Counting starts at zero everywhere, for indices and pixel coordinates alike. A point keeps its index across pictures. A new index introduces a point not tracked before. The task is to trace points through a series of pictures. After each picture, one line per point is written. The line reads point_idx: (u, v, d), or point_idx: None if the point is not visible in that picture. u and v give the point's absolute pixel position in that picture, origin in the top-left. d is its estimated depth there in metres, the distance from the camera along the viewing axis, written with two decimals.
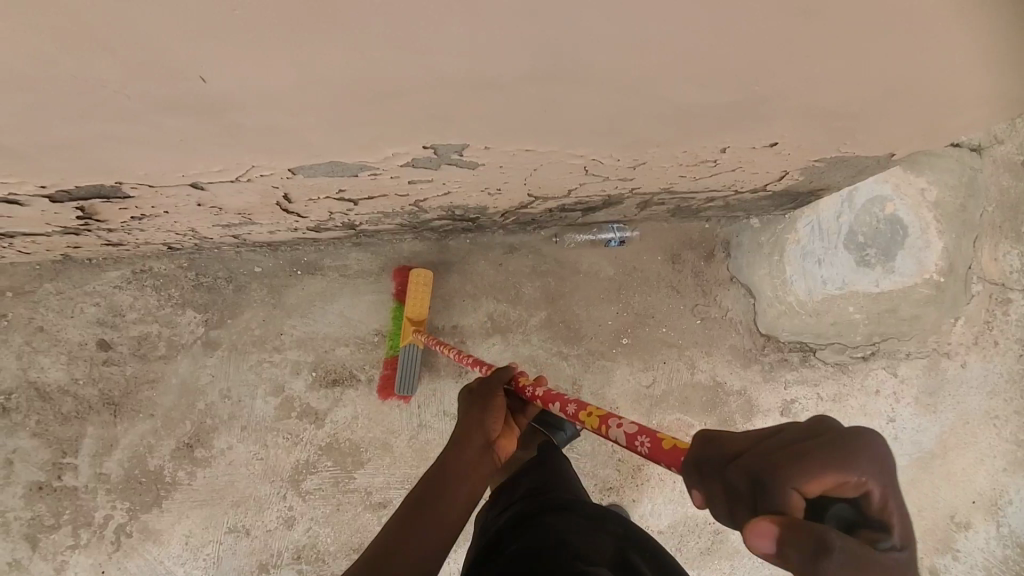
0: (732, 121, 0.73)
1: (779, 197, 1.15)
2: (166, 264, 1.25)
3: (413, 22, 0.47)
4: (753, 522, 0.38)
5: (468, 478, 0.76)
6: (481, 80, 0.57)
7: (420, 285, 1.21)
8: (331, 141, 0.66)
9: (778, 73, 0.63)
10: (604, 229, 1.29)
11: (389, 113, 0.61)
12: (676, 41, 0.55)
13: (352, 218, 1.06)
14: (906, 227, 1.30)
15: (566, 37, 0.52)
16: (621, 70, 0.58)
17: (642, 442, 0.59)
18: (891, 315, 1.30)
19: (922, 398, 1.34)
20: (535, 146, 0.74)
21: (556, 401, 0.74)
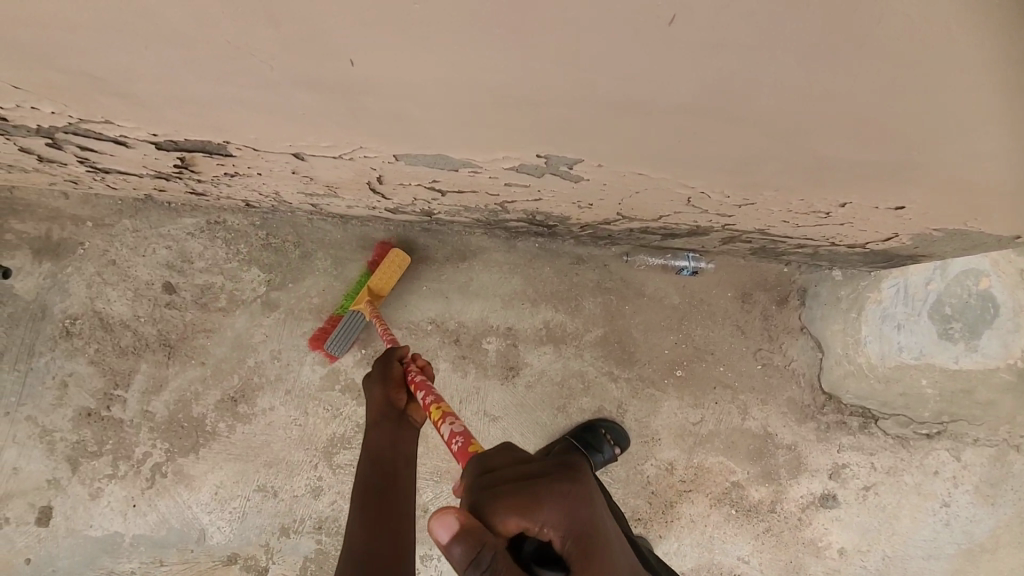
0: (868, 180, 0.68)
1: (871, 255, 1.09)
2: (239, 219, 1.27)
3: (586, 39, 0.45)
4: (443, 513, 0.47)
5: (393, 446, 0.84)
6: (628, 104, 0.54)
7: (393, 265, 1.20)
8: (452, 137, 0.65)
9: (940, 143, 0.58)
10: (678, 256, 1.27)
11: (522, 120, 0.59)
12: (851, 97, 0.51)
13: (433, 206, 1.04)
14: (998, 306, 1.25)
15: (737, 77, 0.49)
16: (777, 117, 0.55)
17: (456, 441, 0.69)
18: (966, 397, 1.25)
19: (983, 488, 1.26)
20: (649, 171, 0.71)
21: (422, 390, 0.83)
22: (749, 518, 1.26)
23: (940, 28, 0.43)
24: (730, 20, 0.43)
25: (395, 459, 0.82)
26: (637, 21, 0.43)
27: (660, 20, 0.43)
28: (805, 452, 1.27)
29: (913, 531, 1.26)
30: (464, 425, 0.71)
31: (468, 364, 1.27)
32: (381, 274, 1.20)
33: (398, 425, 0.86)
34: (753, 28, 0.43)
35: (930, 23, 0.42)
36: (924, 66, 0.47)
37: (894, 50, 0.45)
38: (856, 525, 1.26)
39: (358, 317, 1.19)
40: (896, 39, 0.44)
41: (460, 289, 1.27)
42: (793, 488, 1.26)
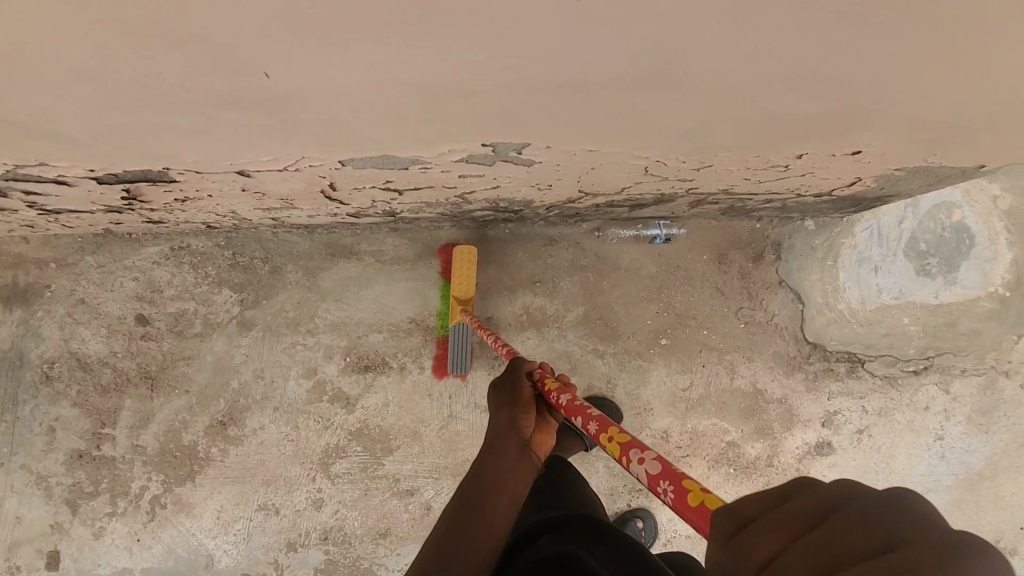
0: (821, 129, 0.66)
1: (840, 201, 1.09)
2: (204, 242, 1.25)
3: (500, 24, 0.44)
4: None
5: (503, 464, 0.82)
6: (562, 83, 0.52)
7: (465, 264, 1.20)
8: (395, 136, 0.63)
9: (888, 84, 0.57)
10: (649, 225, 1.25)
11: (460, 113, 0.57)
12: (786, 48, 0.49)
13: (394, 206, 1.02)
14: (973, 236, 1.26)
15: (664, 43, 0.47)
16: (715, 79, 0.53)
17: (666, 489, 0.51)
18: (950, 330, 1.26)
19: (975, 417, 1.28)
20: (600, 146, 0.70)
21: (580, 416, 0.71)
22: (749, 475, 1.27)
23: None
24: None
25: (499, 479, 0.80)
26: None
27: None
28: (797, 403, 1.28)
29: (910, 468, 1.28)
30: (665, 462, 0.55)
31: None
32: (459, 281, 1.20)
33: (519, 453, 0.84)
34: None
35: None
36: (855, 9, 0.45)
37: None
38: (853, 468, 1.28)
39: (463, 329, 1.21)
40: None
41: (436, 286, 1.26)
42: (788, 440, 1.28)
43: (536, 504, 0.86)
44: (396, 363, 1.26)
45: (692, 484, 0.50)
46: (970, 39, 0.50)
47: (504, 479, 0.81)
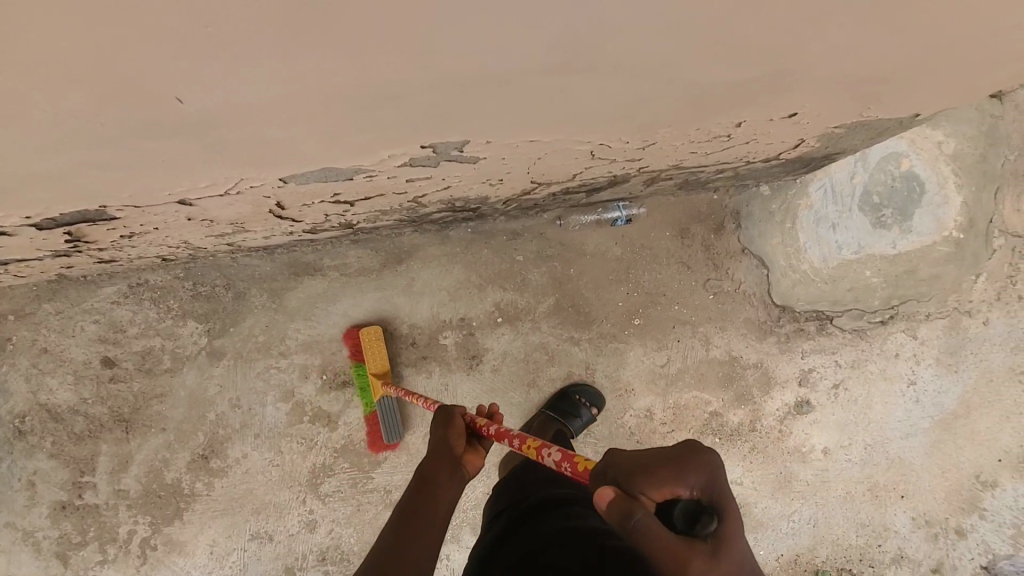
0: (753, 95, 0.67)
1: (789, 164, 1.10)
2: (162, 276, 1.23)
3: (406, 24, 0.43)
4: (600, 489, 0.50)
5: (431, 495, 0.77)
6: (485, 77, 0.52)
7: (374, 341, 1.20)
8: (330, 146, 0.62)
9: (808, 44, 0.58)
10: (610, 207, 1.26)
11: (390, 116, 0.57)
12: (700, 18, 0.49)
13: (349, 217, 1.01)
14: (922, 182, 1.29)
15: (577, 26, 0.47)
16: (637, 55, 0.53)
17: (565, 467, 0.62)
18: (910, 277, 1.29)
19: (943, 358, 1.31)
20: (539, 136, 0.70)
21: (505, 436, 0.75)
22: (734, 443, 1.29)
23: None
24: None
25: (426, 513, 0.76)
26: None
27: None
28: (772, 366, 1.30)
29: (887, 415, 1.31)
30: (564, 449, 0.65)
31: (431, 363, 1.26)
32: (372, 358, 1.20)
33: (452, 475, 0.79)
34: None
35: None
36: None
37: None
38: (833, 422, 1.30)
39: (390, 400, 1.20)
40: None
41: (404, 293, 1.26)
42: (768, 403, 1.30)
43: (536, 481, 0.86)
44: None
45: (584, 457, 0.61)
46: None
47: (434, 512, 0.77)
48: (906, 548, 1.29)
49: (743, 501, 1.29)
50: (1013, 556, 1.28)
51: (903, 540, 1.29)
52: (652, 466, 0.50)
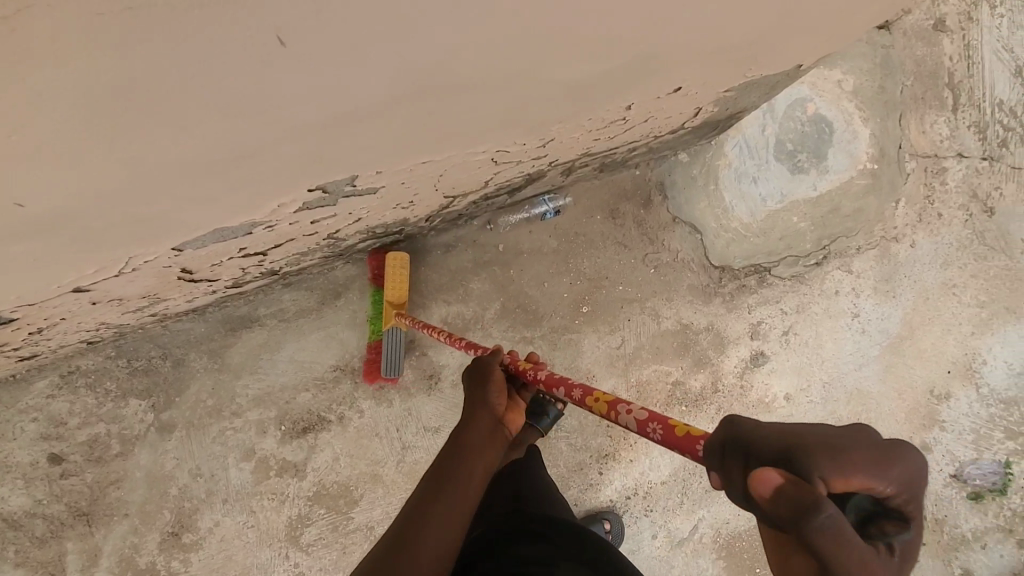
0: (630, 79, 0.68)
1: (698, 130, 1.12)
2: (94, 359, 1.17)
3: (223, 86, 0.41)
4: (762, 471, 0.37)
5: (471, 447, 0.72)
6: (341, 117, 0.51)
7: (398, 268, 1.18)
8: (211, 209, 0.60)
9: (664, 24, 0.58)
10: (535, 203, 1.26)
11: (257, 169, 0.55)
12: (539, 20, 0.48)
13: (270, 265, 0.98)
14: (830, 122, 1.32)
15: (412, 54, 0.45)
16: (489, 67, 0.52)
17: (655, 429, 0.57)
18: (836, 215, 1.33)
19: (881, 286, 1.36)
20: (429, 155, 0.68)
21: (561, 386, 0.73)
22: (701, 407, 1.31)
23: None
24: (345, 14, 0.38)
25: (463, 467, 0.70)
26: (253, 54, 0.39)
27: (273, 43, 0.38)
28: (723, 326, 1.33)
29: (838, 351, 1.35)
30: (651, 410, 0.61)
31: (389, 392, 1.24)
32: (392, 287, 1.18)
33: (493, 432, 0.75)
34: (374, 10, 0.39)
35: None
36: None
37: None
38: (791, 368, 1.34)
39: (397, 333, 1.19)
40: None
41: (349, 326, 1.23)
42: (726, 362, 1.33)
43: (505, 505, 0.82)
44: (333, 415, 1.22)
45: (679, 421, 0.56)
46: None
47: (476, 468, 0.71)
48: None
49: None
50: (977, 459, 1.35)
51: None
52: (842, 450, 0.37)
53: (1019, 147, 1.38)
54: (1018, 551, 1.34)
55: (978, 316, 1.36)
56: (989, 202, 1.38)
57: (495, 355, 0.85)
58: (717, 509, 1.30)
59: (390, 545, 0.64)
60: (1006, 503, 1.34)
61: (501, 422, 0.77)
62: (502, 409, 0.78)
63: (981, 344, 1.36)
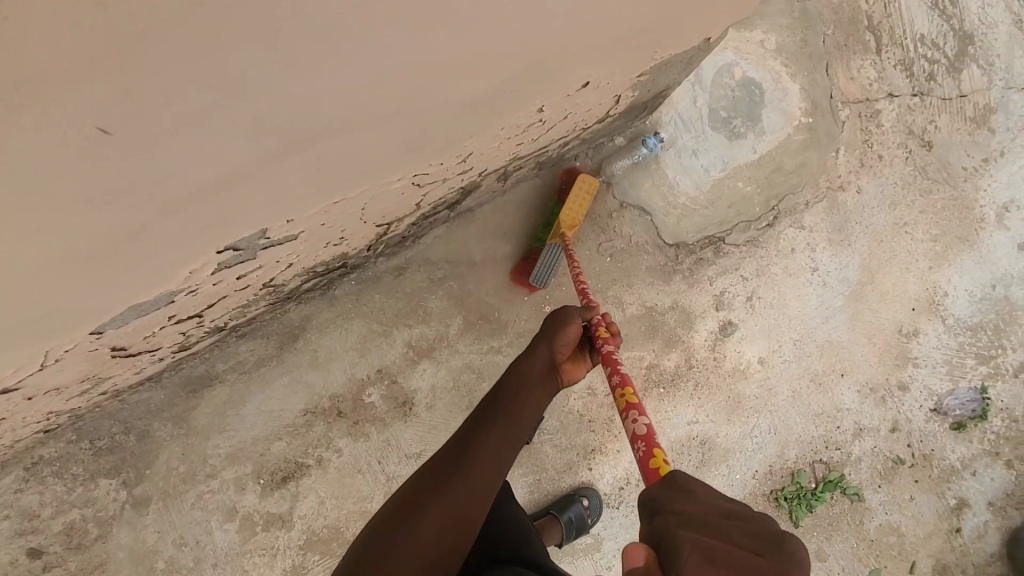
0: (521, 88, 0.68)
1: (626, 115, 1.11)
2: (54, 446, 1.13)
3: (73, 177, 0.45)
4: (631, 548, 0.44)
5: (528, 380, 0.80)
6: (215, 186, 0.54)
7: (583, 190, 1.19)
8: (134, 285, 0.62)
9: (529, 29, 0.58)
10: (639, 141, 1.31)
11: (165, 242, 0.58)
12: (377, 53, 0.50)
13: (212, 324, 0.95)
14: (759, 83, 1.34)
15: (251, 114, 0.48)
16: (352, 110, 0.55)
17: (640, 447, 0.65)
18: (779, 174, 1.34)
19: (834, 236, 1.36)
20: (340, 199, 0.69)
21: (609, 366, 0.78)
22: (678, 385, 1.32)
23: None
24: (159, 92, 0.42)
25: (519, 397, 0.78)
26: (80, 146, 0.43)
27: (98, 134, 0.42)
28: (687, 302, 1.33)
29: (803, 307, 1.35)
30: (651, 426, 0.67)
31: (364, 426, 1.22)
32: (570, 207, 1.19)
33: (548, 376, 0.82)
34: (180, 80, 0.42)
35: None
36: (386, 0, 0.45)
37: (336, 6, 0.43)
38: (760, 331, 1.34)
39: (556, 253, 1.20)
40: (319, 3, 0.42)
41: (312, 367, 1.21)
42: (696, 337, 1.32)
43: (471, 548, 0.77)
44: (311, 459, 1.20)
45: (661, 453, 0.63)
46: None
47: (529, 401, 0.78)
48: (863, 420, 1.35)
49: (704, 437, 1.31)
50: (953, 390, 1.37)
51: (858, 414, 1.35)
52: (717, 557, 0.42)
53: (947, 78, 1.39)
54: (1007, 472, 1.36)
55: (932, 250, 1.38)
56: (926, 136, 1.39)
57: (582, 310, 0.86)
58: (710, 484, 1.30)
59: (449, 452, 0.73)
60: (988, 427, 1.36)
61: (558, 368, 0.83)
62: (562, 359, 0.84)
63: (939, 277, 1.38)
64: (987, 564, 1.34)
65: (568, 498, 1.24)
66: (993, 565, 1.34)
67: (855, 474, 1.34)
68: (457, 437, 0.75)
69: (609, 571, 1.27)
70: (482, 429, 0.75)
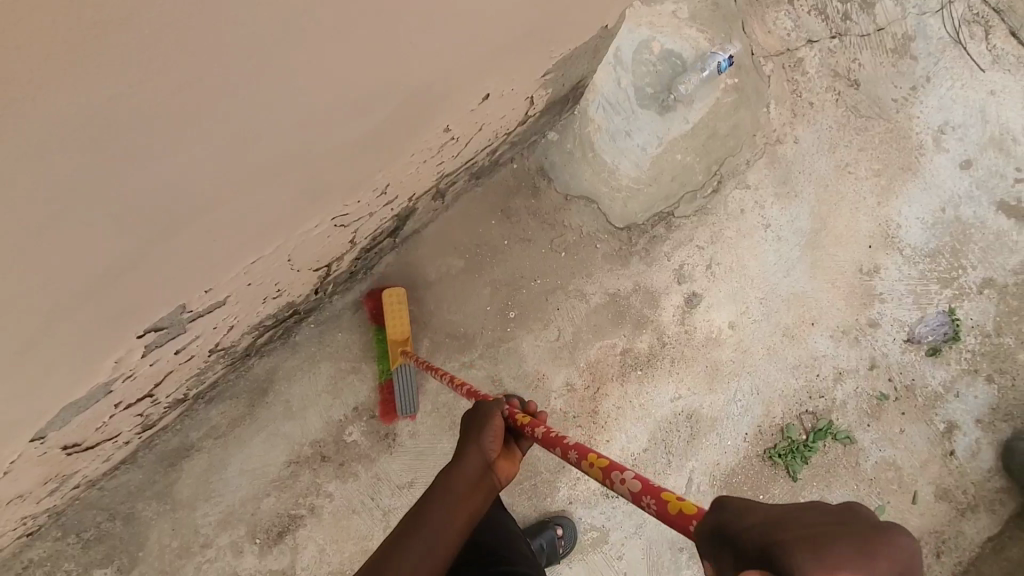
0: (400, 122, 0.73)
1: (549, 111, 1.10)
2: (40, 546, 1.11)
3: None
4: None
5: (452, 489, 0.71)
6: (108, 275, 0.58)
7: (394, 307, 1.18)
8: (76, 370, 0.66)
9: (386, 71, 0.63)
10: (710, 55, 1.33)
11: (93, 322, 0.62)
12: (235, 129, 0.55)
13: (170, 398, 0.94)
14: (679, 53, 1.35)
15: (122, 206, 0.53)
16: (227, 182, 0.60)
17: (649, 503, 0.57)
18: (714, 139, 1.35)
19: (781, 190, 1.37)
20: (245, 261, 0.73)
21: (555, 444, 0.70)
22: (655, 365, 1.32)
23: (181, 64, 0.46)
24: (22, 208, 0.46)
25: (445, 507, 0.69)
26: None
27: None
28: (648, 281, 1.33)
29: (762, 265, 1.36)
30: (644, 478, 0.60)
31: (351, 466, 1.21)
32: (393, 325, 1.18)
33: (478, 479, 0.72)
34: (38, 192, 0.46)
35: (168, 68, 0.45)
36: (239, 75, 0.50)
37: (178, 98, 0.48)
38: (725, 297, 1.35)
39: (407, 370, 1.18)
40: (175, 91, 0.47)
41: (287, 418, 1.19)
42: (663, 315, 1.33)
43: None
44: (303, 509, 1.19)
45: (672, 494, 0.55)
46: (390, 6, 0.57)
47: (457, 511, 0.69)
48: (841, 364, 1.36)
49: (690, 411, 1.32)
50: (923, 317, 1.38)
51: (835, 359, 1.36)
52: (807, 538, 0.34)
53: (860, 16, 1.40)
54: (989, 388, 1.37)
55: (878, 185, 1.39)
56: (852, 75, 1.40)
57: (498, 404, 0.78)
58: (703, 456, 1.31)
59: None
60: (963, 347, 1.38)
61: (490, 467, 0.74)
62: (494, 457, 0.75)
63: (889, 210, 1.39)
64: (986, 481, 1.35)
65: (539, 526, 1.22)
66: (993, 480, 1.35)
67: (843, 418, 1.36)
68: (372, 560, 0.65)
69: (620, 560, 1.28)
70: (401, 549, 0.65)
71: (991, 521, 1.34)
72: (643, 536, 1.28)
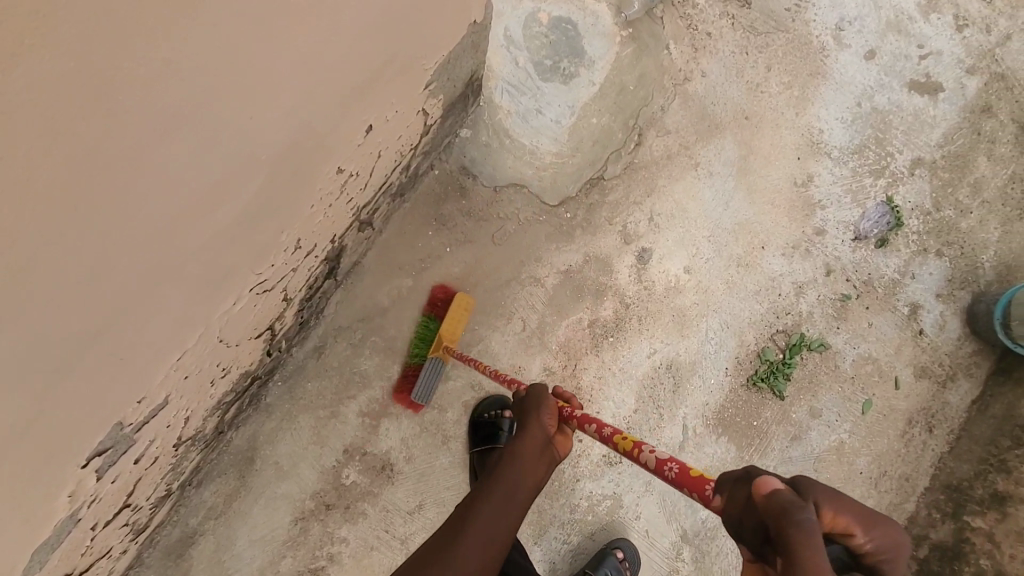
0: (286, 176, 0.75)
1: (450, 114, 1.09)
2: None
3: None
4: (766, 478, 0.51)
5: (513, 466, 0.81)
6: (36, 410, 0.59)
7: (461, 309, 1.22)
8: (37, 505, 0.67)
9: (256, 134, 0.65)
10: None
11: (35, 460, 0.63)
12: (118, 234, 0.56)
13: (152, 499, 0.93)
14: (567, 18, 1.34)
15: (27, 340, 0.54)
16: (128, 285, 0.61)
17: (671, 466, 0.66)
18: (624, 93, 1.34)
19: (701, 126, 1.38)
20: (169, 353, 0.75)
21: (592, 422, 0.79)
22: (624, 328, 1.33)
23: (27, 199, 0.46)
24: None
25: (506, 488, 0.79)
26: None
27: None
28: (596, 248, 1.33)
29: (702, 204, 1.37)
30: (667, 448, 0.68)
31: (357, 506, 1.21)
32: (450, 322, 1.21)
33: (537, 457, 0.82)
34: None
35: (11, 215, 0.46)
36: (90, 197, 0.51)
37: (51, 222, 0.49)
38: (674, 244, 1.36)
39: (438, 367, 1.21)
40: (31, 223, 0.47)
41: (280, 479, 1.19)
42: (620, 277, 1.34)
43: None
44: (322, 560, 1.19)
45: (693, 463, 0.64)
46: (235, 72, 0.57)
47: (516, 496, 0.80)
48: (799, 279, 1.39)
49: (668, 362, 1.34)
50: (864, 213, 1.42)
51: (792, 275, 1.39)
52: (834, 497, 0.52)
53: None
54: (942, 262, 1.41)
55: (793, 97, 1.41)
56: None
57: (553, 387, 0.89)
58: (691, 401, 1.34)
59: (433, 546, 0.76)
60: (909, 231, 1.41)
61: (550, 445, 0.84)
62: (552, 432, 0.84)
63: (809, 119, 1.41)
64: (959, 349, 1.40)
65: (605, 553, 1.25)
66: (965, 346, 1.40)
67: (813, 328, 1.39)
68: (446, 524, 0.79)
69: (638, 520, 1.31)
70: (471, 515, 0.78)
71: (971, 385, 1.40)
72: (655, 491, 1.32)
